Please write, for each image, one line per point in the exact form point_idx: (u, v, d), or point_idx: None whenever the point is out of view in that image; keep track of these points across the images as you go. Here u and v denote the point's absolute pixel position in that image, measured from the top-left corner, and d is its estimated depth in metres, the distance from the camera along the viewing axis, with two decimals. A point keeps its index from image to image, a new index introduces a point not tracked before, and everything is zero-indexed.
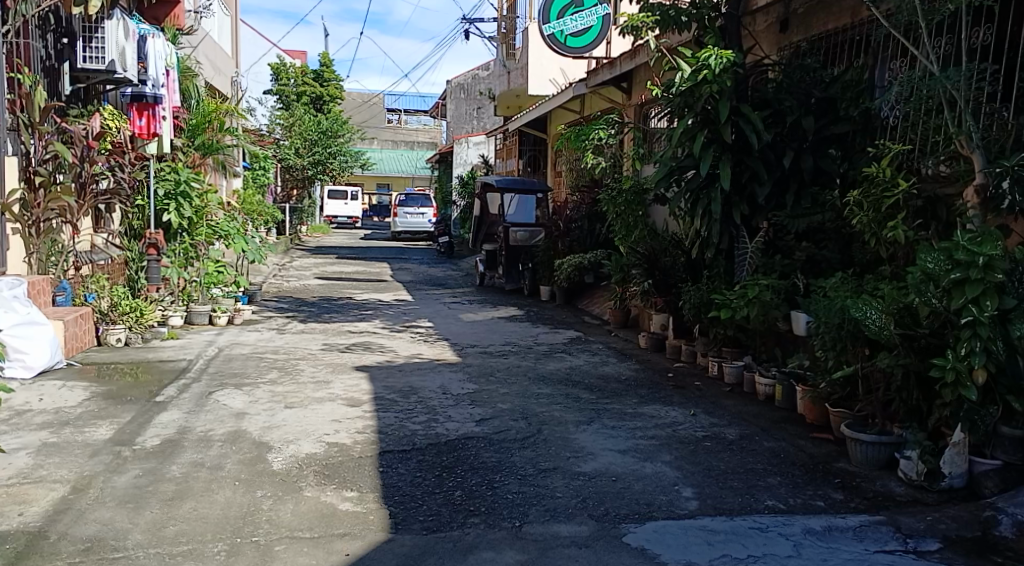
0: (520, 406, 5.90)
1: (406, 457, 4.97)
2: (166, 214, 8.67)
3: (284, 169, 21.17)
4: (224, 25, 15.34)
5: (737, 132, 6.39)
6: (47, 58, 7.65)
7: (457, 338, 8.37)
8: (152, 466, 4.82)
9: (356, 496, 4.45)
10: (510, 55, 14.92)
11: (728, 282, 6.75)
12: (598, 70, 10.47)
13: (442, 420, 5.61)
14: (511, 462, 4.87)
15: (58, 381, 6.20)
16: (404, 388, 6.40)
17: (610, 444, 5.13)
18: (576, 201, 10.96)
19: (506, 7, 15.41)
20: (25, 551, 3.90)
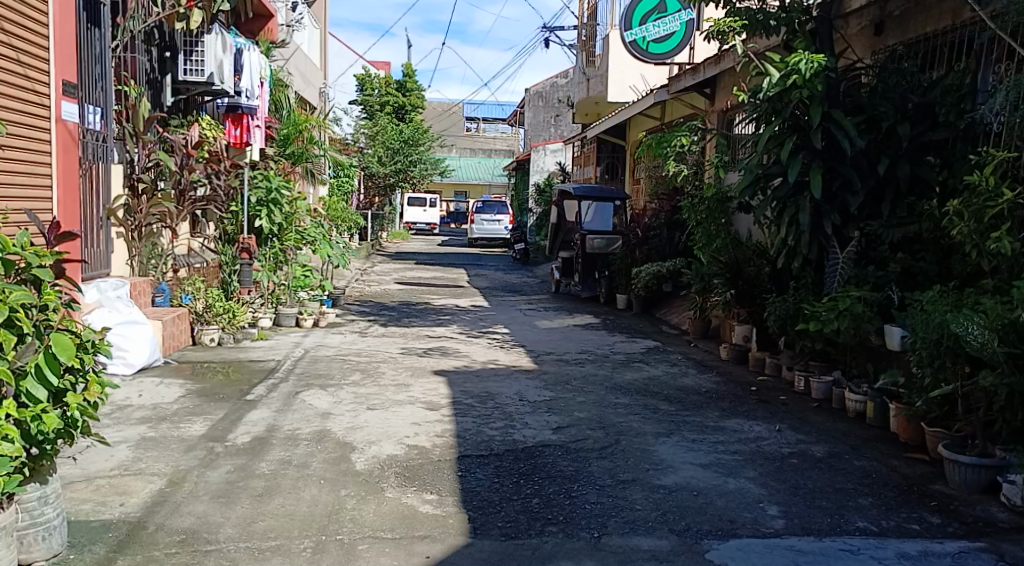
0: (597, 416, 5.94)
1: (485, 462, 5.06)
2: (258, 220, 8.87)
3: (367, 178, 21.62)
4: (313, 37, 15.79)
5: (829, 139, 6.35)
6: (152, 71, 8.03)
7: (533, 345, 8.46)
8: (243, 462, 5.02)
9: (436, 499, 4.56)
10: (590, 62, 15.00)
11: (816, 294, 6.64)
12: (682, 75, 10.42)
13: (519, 426, 5.69)
14: (589, 472, 4.92)
15: (156, 378, 6.49)
16: (482, 393, 6.52)
17: (690, 458, 5.14)
18: (655, 208, 10.83)
19: (586, 15, 15.49)
20: (126, 540, 4.10)
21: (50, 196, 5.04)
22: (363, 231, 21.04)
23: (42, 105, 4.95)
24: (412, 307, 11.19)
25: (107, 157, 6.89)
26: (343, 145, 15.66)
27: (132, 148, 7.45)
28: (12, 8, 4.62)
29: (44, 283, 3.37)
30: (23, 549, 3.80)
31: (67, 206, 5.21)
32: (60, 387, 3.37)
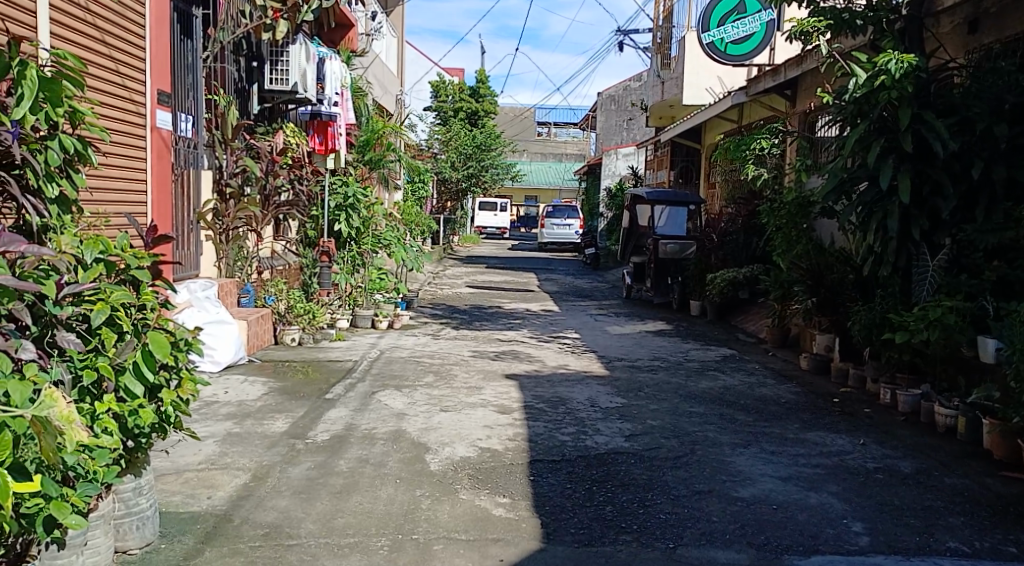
0: (672, 424, 5.95)
1: (557, 467, 5.11)
2: (337, 225, 9.16)
3: (440, 182, 21.86)
4: (391, 44, 16.07)
5: (918, 141, 6.24)
6: (239, 80, 8.32)
7: (604, 350, 8.48)
8: (322, 460, 5.17)
9: (509, 503, 4.63)
10: (664, 65, 14.97)
11: (905, 302, 6.52)
12: (761, 77, 10.38)
13: (592, 432, 5.74)
14: (664, 482, 4.93)
15: (240, 376, 6.73)
16: (553, 398, 6.58)
17: (769, 470, 5.12)
18: (732, 214, 10.83)
19: (662, 17, 15.48)
20: (214, 532, 4.27)
21: (144, 201, 5.29)
22: (436, 234, 21.31)
23: (140, 115, 5.18)
24: (483, 310, 11.32)
25: (197, 163, 7.16)
26: (418, 150, 15.91)
27: (220, 155, 7.71)
28: (112, 22, 4.83)
29: (140, 284, 3.53)
30: (118, 537, 3.97)
31: (160, 209, 5.47)
32: (156, 384, 3.51)
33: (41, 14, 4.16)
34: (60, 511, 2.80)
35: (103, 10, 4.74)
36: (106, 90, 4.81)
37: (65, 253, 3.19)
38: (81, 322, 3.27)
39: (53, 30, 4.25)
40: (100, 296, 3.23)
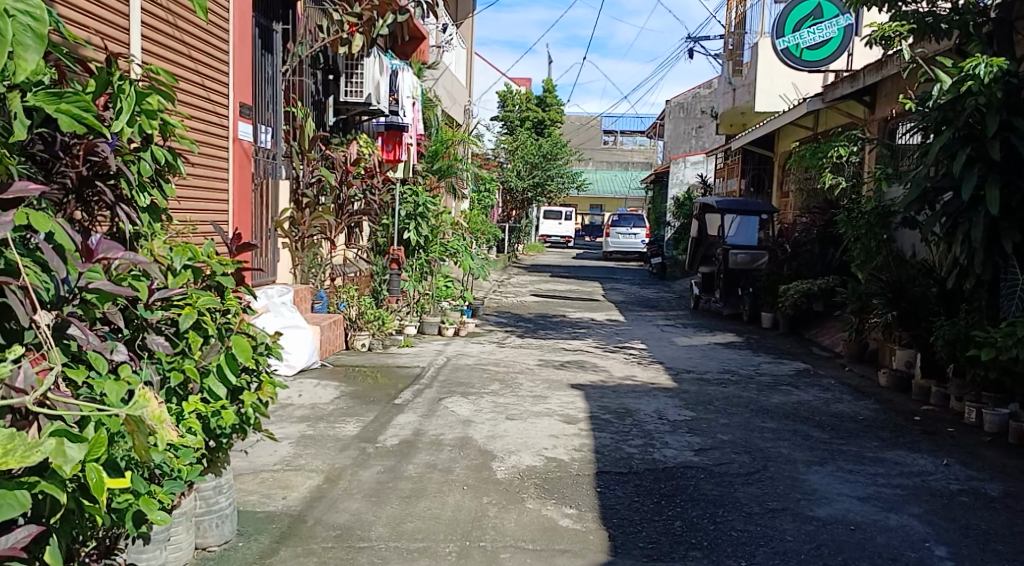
0: (743, 439, 5.92)
1: (624, 480, 5.13)
2: (407, 234, 9.29)
3: (506, 192, 22.00)
4: (460, 55, 16.26)
5: (1006, 150, 6.10)
6: (317, 93, 8.69)
7: (672, 362, 8.45)
8: (392, 464, 5.28)
9: (576, 514, 4.65)
10: (736, 71, 14.88)
11: (990, 318, 6.38)
12: (838, 83, 10.22)
13: (660, 446, 5.74)
14: (735, 498, 4.90)
15: (313, 380, 6.93)
16: (620, 409, 6.59)
17: (847, 490, 5.05)
18: (808, 223, 10.83)
19: (734, 23, 15.41)
20: (288, 532, 4.37)
21: (228, 209, 5.47)
22: (502, 242, 21.45)
23: (224, 127, 5.38)
24: (548, 319, 11.37)
25: (274, 173, 7.37)
26: (484, 158, 16.07)
27: (299, 165, 7.93)
28: (198, 38, 5.02)
29: (225, 289, 3.67)
30: (199, 534, 4.09)
31: (240, 218, 5.65)
32: (238, 385, 3.65)
33: (132, 26, 4.34)
34: (147, 506, 2.85)
35: (190, 26, 4.92)
36: (192, 102, 4.99)
37: (158, 258, 3.36)
38: (168, 325, 3.38)
39: (142, 43, 4.42)
40: (189, 300, 3.36)
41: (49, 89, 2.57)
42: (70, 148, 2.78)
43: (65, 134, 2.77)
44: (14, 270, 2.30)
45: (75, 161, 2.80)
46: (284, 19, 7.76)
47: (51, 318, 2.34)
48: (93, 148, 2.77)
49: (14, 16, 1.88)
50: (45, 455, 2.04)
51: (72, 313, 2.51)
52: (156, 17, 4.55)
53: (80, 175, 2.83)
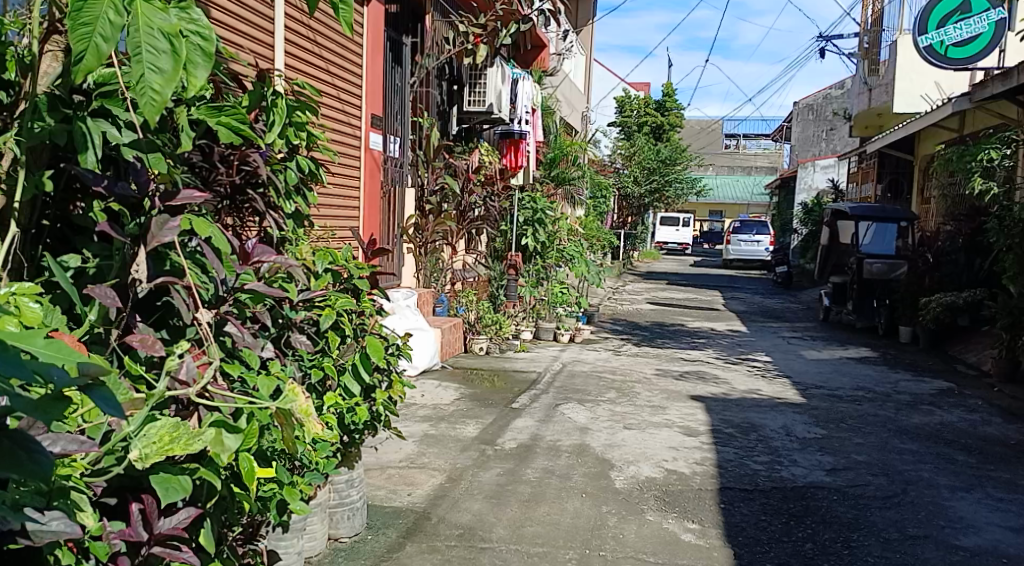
0: (880, 461, 5.76)
1: (749, 497, 5.06)
2: (524, 239, 9.36)
3: (623, 197, 21.93)
4: (578, 61, 16.38)
5: None
6: (442, 103, 8.92)
7: (799, 376, 8.28)
8: (511, 467, 5.37)
9: (698, 529, 4.60)
10: (872, 71, 14.50)
11: None
12: (988, 80, 9.70)
13: (788, 463, 5.65)
14: (871, 521, 4.76)
15: (434, 381, 7.14)
16: (744, 424, 6.51)
17: (995, 520, 4.85)
18: (951, 231, 10.25)
19: (871, 21, 14.96)
20: (414, 528, 4.50)
21: (358, 215, 5.71)
22: (617, 248, 21.41)
23: (357, 137, 5.61)
24: (664, 328, 11.31)
25: (401, 180, 7.63)
26: (601, 165, 16.12)
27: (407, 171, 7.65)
28: (336, 52, 5.25)
29: (360, 292, 3.85)
30: (333, 525, 4.25)
31: (369, 223, 5.88)
32: (372, 384, 3.82)
33: (276, 40, 4.58)
34: (292, 496, 2.98)
35: (330, 43, 5.18)
36: (330, 113, 5.23)
37: (305, 262, 3.55)
38: (310, 325, 3.58)
39: (287, 59, 4.68)
40: (329, 302, 3.56)
41: (210, 103, 2.78)
42: (226, 157, 2.97)
43: (222, 145, 2.96)
44: (179, 271, 2.50)
45: (230, 170, 2.99)
46: (413, 33, 8.02)
47: (210, 317, 2.51)
48: (245, 158, 2.96)
49: (187, 38, 1.94)
50: (204, 446, 2.04)
51: (229, 311, 2.70)
52: (297, 34, 4.78)
53: (234, 183, 3.01)
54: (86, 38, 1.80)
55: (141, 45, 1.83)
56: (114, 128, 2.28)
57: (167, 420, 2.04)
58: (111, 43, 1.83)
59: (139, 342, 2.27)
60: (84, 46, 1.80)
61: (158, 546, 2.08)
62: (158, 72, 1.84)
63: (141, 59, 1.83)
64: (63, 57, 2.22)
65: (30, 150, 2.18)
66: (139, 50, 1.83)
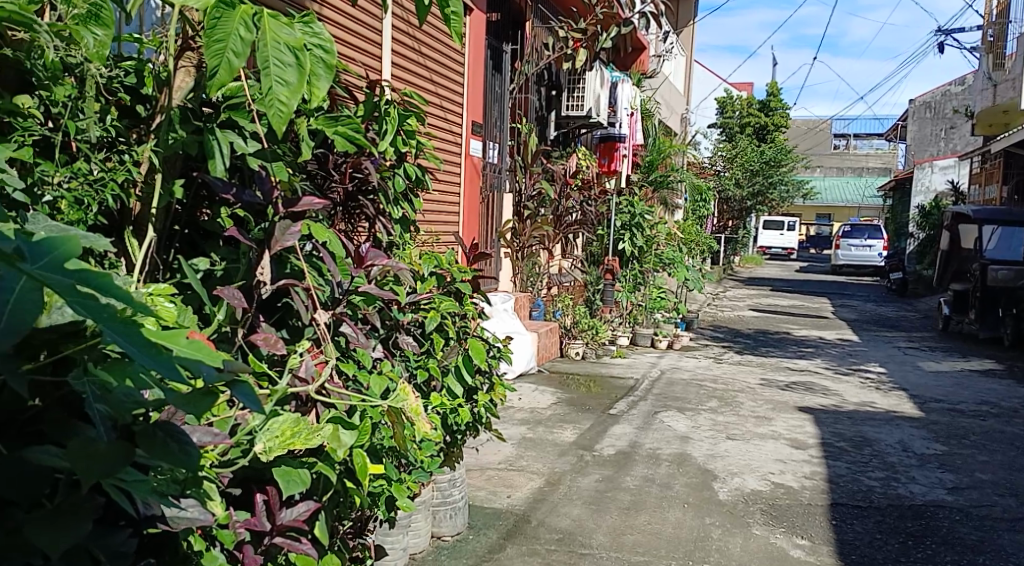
0: (1006, 481, 5.53)
1: (863, 514, 4.88)
2: (621, 243, 9.47)
3: (724, 200, 21.59)
4: (678, 64, 16.26)
5: None
6: (541, 108, 9.02)
7: (916, 390, 8.01)
8: (610, 474, 5.32)
9: (808, 545, 4.45)
10: (997, 67, 13.93)
11: None
12: None
13: (905, 480, 5.47)
14: (996, 544, 4.56)
15: (531, 385, 7.24)
16: (857, 438, 6.35)
17: None
18: None
19: (996, 14, 14.35)
20: (514, 529, 4.48)
21: (459, 220, 5.81)
22: (716, 253, 21.21)
23: (459, 144, 5.71)
24: (768, 336, 11.10)
25: (500, 186, 7.72)
26: (702, 168, 15.95)
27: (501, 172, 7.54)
28: (439, 62, 5.37)
29: (463, 295, 3.93)
30: (435, 523, 4.28)
31: (468, 228, 5.98)
32: (475, 386, 3.89)
33: (383, 50, 4.70)
34: (401, 492, 3.06)
35: (433, 53, 5.29)
36: (435, 122, 5.33)
37: (413, 265, 3.65)
38: (416, 327, 3.67)
39: (395, 69, 4.83)
40: (434, 304, 3.62)
41: (326, 114, 2.90)
42: (339, 166, 3.08)
43: (337, 154, 3.08)
44: (299, 273, 2.63)
45: (343, 178, 3.10)
46: (512, 40, 8.11)
47: (327, 317, 2.64)
48: (358, 165, 3.06)
49: (311, 51, 2.04)
50: (323, 441, 2.14)
51: (344, 312, 2.80)
52: (402, 45, 4.90)
53: (347, 190, 3.12)
54: (219, 54, 1.92)
55: (269, 59, 1.94)
56: (240, 138, 2.40)
57: (288, 415, 2.15)
58: (242, 58, 1.94)
59: (263, 340, 2.39)
60: (217, 61, 1.92)
61: (279, 535, 2.19)
62: (284, 85, 1.95)
63: (270, 72, 1.94)
64: (195, 72, 2.36)
65: (165, 159, 2.31)
66: (267, 64, 1.94)
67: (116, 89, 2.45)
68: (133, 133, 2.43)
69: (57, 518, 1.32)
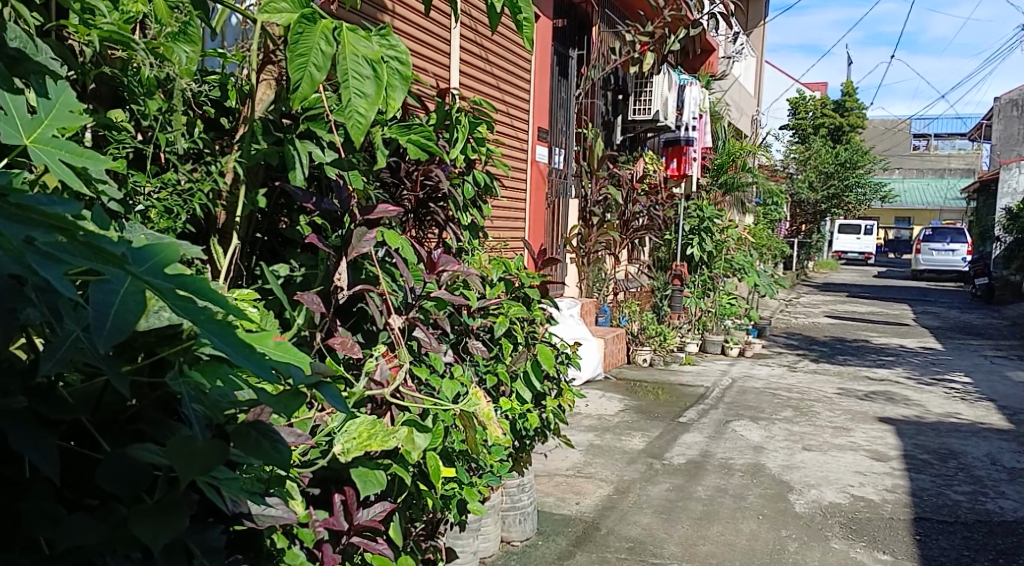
0: None
1: (949, 530, 4.69)
2: (690, 248, 9.36)
3: (797, 203, 21.21)
4: (748, 65, 16.05)
5: None
6: (607, 113, 9.06)
7: (1004, 401, 7.76)
8: (681, 483, 5.16)
9: (890, 560, 4.26)
10: None
11: None
12: None
13: (993, 495, 5.29)
14: None
15: (598, 391, 7.26)
16: (941, 450, 6.18)
17: None
18: None
19: None
20: (583, 537, 4.32)
21: (524, 225, 5.83)
22: (789, 256, 20.99)
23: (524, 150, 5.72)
24: (845, 344, 10.86)
25: (565, 192, 7.72)
26: (774, 170, 15.73)
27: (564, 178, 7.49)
28: (506, 70, 5.42)
29: (531, 300, 3.96)
30: (505, 528, 4.15)
31: (534, 233, 6.00)
32: (543, 391, 3.91)
33: (452, 58, 4.73)
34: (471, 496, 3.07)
35: (501, 62, 5.35)
36: (503, 130, 5.38)
37: (483, 271, 3.68)
38: (486, 332, 3.73)
39: (465, 77, 4.89)
40: (503, 310, 3.66)
41: (399, 122, 2.96)
42: (411, 174, 3.15)
43: (409, 162, 3.15)
44: (374, 280, 2.70)
45: (415, 186, 3.15)
46: (578, 45, 8.14)
47: (401, 322, 2.70)
48: (428, 173, 3.11)
49: (389, 63, 2.10)
50: (398, 443, 2.18)
51: (417, 317, 2.86)
52: (471, 53, 4.95)
53: (418, 198, 3.18)
54: (301, 68, 1.99)
55: (348, 72, 2.00)
56: (318, 148, 2.48)
57: (364, 417, 2.20)
58: (323, 71, 2.00)
59: (340, 345, 2.46)
60: (299, 75, 1.99)
61: (356, 535, 2.25)
62: (362, 97, 2.01)
63: (349, 85, 2.00)
64: (276, 85, 2.45)
65: (248, 169, 2.39)
66: (347, 76, 2.00)
67: (200, 103, 2.54)
68: (217, 144, 2.52)
69: (160, 512, 1.35)
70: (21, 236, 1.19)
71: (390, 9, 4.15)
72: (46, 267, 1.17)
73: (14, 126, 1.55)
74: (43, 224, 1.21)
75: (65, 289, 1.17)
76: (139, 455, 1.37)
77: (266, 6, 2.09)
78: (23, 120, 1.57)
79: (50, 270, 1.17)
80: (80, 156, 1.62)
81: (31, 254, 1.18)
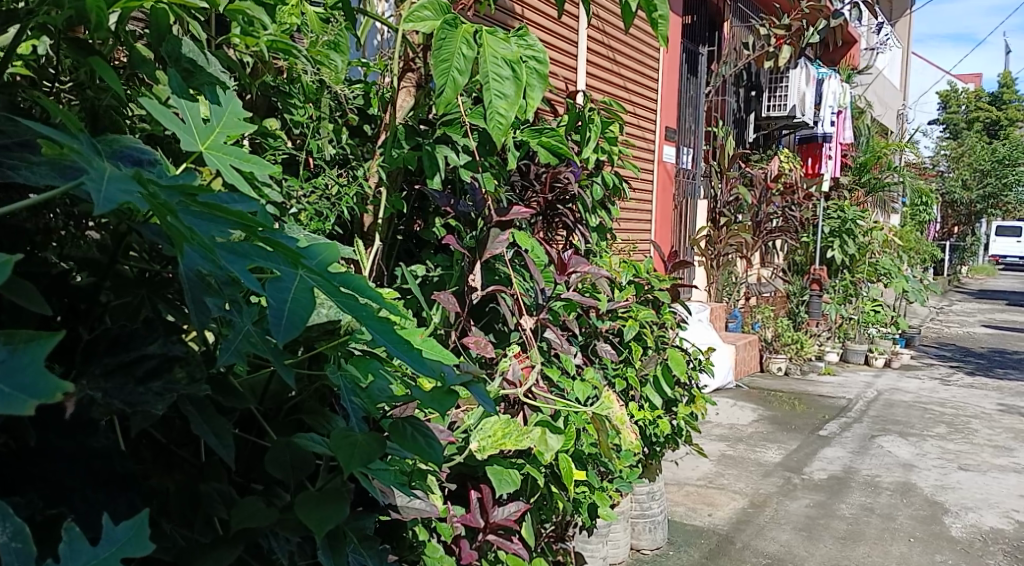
0: None
1: None
2: (831, 251, 9.17)
3: (949, 205, 20.18)
4: (893, 56, 15.38)
5: None
6: (739, 111, 8.88)
7: None
8: (822, 499, 4.99)
9: None
10: None
11: None
12: None
13: None
14: None
15: (730, 400, 7.12)
16: None
17: None
18: None
19: None
20: (717, 550, 4.20)
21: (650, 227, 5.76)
22: (941, 260, 20.01)
23: (652, 151, 5.66)
24: (1005, 356, 10.25)
25: (694, 193, 7.59)
26: (920, 168, 15.04)
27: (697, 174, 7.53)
28: (631, 70, 5.36)
29: (661, 304, 3.90)
30: (634, 536, 4.05)
31: (659, 236, 5.96)
32: (674, 398, 3.80)
33: (578, 63, 4.70)
34: (602, 501, 3.02)
35: (631, 62, 5.34)
36: (633, 131, 5.37)
37: (613, 274, 3.65)
38: (614, 335, 3.67)
39: (595, 78, 4.90)
40: (631, 314, 3.63)
41: (530, 127, 3.01)
42: (541, 176, 3.16)
43: (539, 165, 3.17)
44: (507, 281, 2.76)
45: (544, 189, 3.16)
46: (709, 41, 7.99)
47: (533, 323, 2.74)
48: (558, 176, 3.12)
49: (527, 62, 2.13)
50: (532, 442, 2.20)
51: (547, 319, 2.87)
52: (598, 54, 4.92)
53: (546, 201, 3.18)
54: (445, 72, 2.03)
55: (489, 74, 2.04)
56: (453, 152, 2.57)
57: (499, 417, 2.23)
58: (465, 75, 2.05)
59: (474, 344, 2.51)
60: (444, 79, 2.03)
61: (491, 533, 2.31)
62: (503, 98, 2.05)
63: (490, 87, 2.04)
64: (416, 92, 2.47)
65: (390, 172, 2.49)
66: (487, 78, 2.04)
67: (347, 110, 2.66)
68: (362, 149, 2.63)
69: (322, 497, 1.39)
70: (209, 233, 1.17)
71: (521, 14, 4.20)
72: (234, 265, 1.18)
73: (191, 133, 1.57)
74: (228, 220, 1.19)
75: (250, 279, 1.17)
76: (306, 444, 1.45)
77: (409, 15, 2.15)
78: (199, 126, 1.59)
79: (239, 270, 1.17)
80: (249, 161, 1.64)
81: (221, 252, 1.17)
